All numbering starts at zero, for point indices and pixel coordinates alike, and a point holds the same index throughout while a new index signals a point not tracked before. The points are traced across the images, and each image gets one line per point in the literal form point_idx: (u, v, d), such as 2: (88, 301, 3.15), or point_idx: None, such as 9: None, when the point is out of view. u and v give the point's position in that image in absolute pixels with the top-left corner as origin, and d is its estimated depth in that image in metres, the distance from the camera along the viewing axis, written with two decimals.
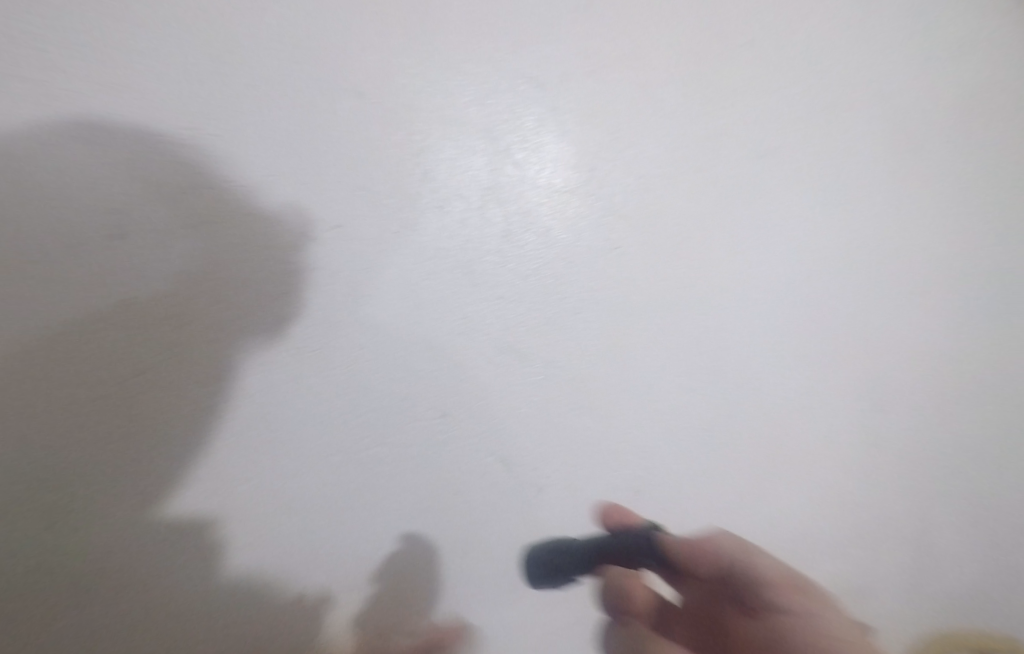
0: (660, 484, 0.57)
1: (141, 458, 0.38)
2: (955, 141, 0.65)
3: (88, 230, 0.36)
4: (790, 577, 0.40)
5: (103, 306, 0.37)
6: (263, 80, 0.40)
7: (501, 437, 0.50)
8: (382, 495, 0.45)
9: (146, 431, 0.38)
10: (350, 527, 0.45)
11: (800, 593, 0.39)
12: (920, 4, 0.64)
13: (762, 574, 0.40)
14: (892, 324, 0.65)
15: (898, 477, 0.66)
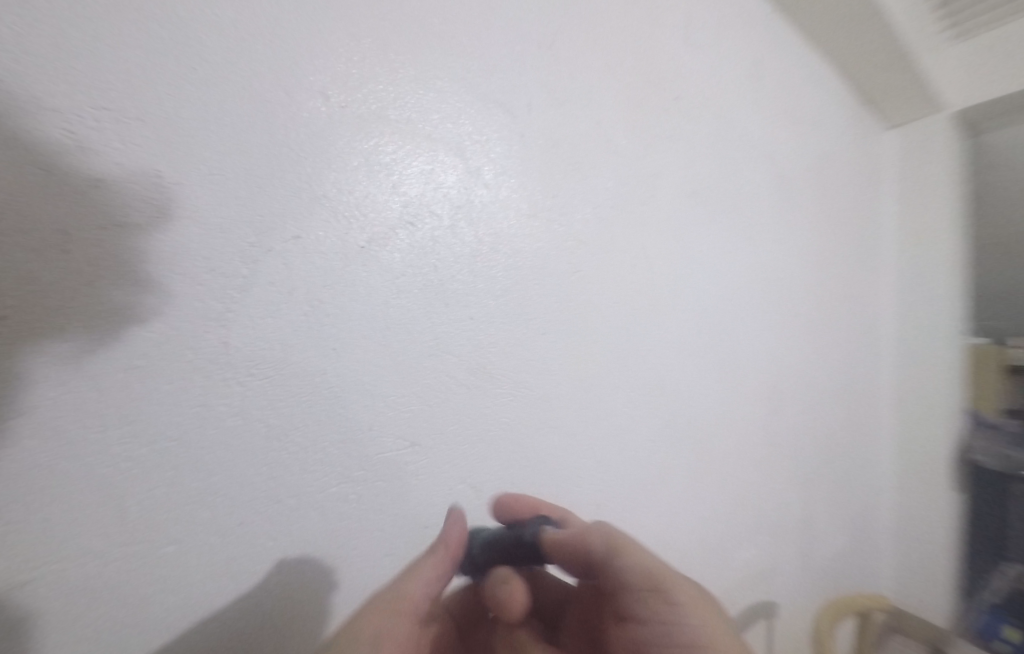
0: (612, 484, 0.60)
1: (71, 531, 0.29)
2: (786, 209, 0.90)
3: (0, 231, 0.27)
4: (653, 575, 0.40)
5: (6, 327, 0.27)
6: (211, 55, 0.35)
7: (474, 452, 0.49)
8: (344, 515, 0.41)
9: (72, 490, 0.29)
10: (304, 553, 0.39)
11: (662, 593, 0.39)
12: (763, 97, 0.86)
13: (633, 575, 0.41)
14: (759, 334, 0.81)
15: (769, 467, 0.83)
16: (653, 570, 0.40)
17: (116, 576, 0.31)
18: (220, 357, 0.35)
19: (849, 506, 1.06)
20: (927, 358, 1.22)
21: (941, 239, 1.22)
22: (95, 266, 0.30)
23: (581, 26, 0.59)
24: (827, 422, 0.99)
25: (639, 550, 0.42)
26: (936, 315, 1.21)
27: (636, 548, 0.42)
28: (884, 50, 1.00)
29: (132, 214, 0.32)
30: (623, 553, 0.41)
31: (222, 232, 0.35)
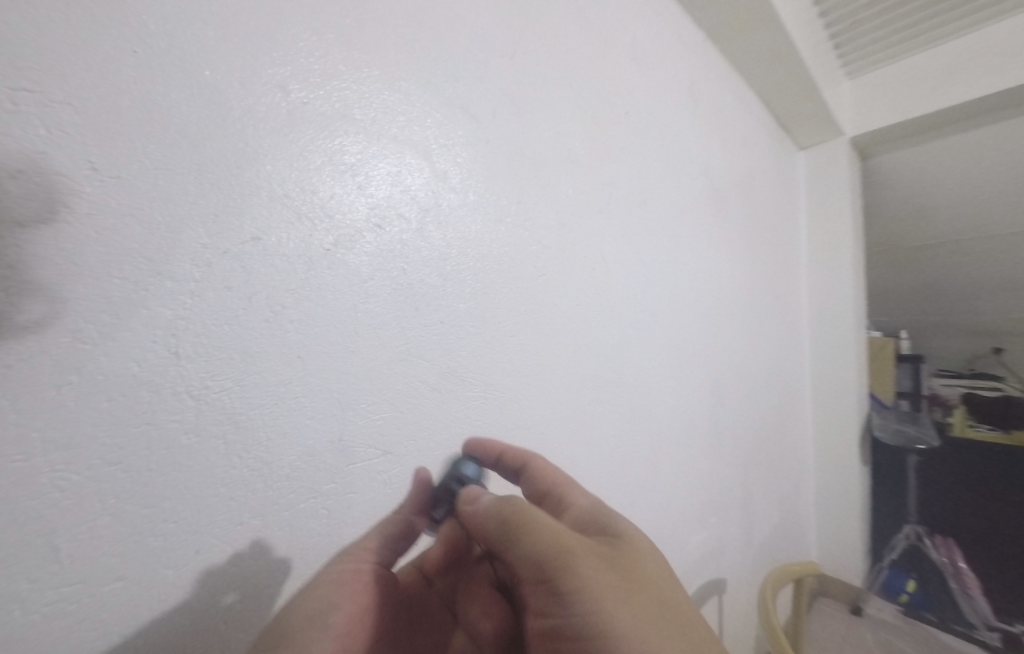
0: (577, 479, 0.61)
1: None
2: (721, 218, 0.98)
3: None
4: (542, 562, 0.37)
5: None
6: (155, 39, 0.32)
7: (445, 458, 0.48)
8: (311, 534, 0.38)
9: None
10: (269, 578, 0.36)
11: (550, 582, 0.36)
12: (699, 114, 0.94)
13: (526, 564, 0.38)
14: (698, 332, 0.88)
15: (715, 455, 0.90)
16: (542, 557, 0.37)
17: (46, 624, 0.27)
18: (170, 370, 0.31)
19: (779, 487, 1.17)
20: (837, 350, 1.39)
21: (844, 246, 1.39)
22: (15, 269, 0.26)
23: (541, 40, 0.62)
24: (760, 411, 1.09)
25: (529, 535, 0.38)
26: (843, 313, 1.38)
27: (529, 532, 0.38)
28: (795, 80, 1.14)
29: (62, 210, 0.28)
30: (517, 538, 0.38)
31: (171, 233, 0.32)
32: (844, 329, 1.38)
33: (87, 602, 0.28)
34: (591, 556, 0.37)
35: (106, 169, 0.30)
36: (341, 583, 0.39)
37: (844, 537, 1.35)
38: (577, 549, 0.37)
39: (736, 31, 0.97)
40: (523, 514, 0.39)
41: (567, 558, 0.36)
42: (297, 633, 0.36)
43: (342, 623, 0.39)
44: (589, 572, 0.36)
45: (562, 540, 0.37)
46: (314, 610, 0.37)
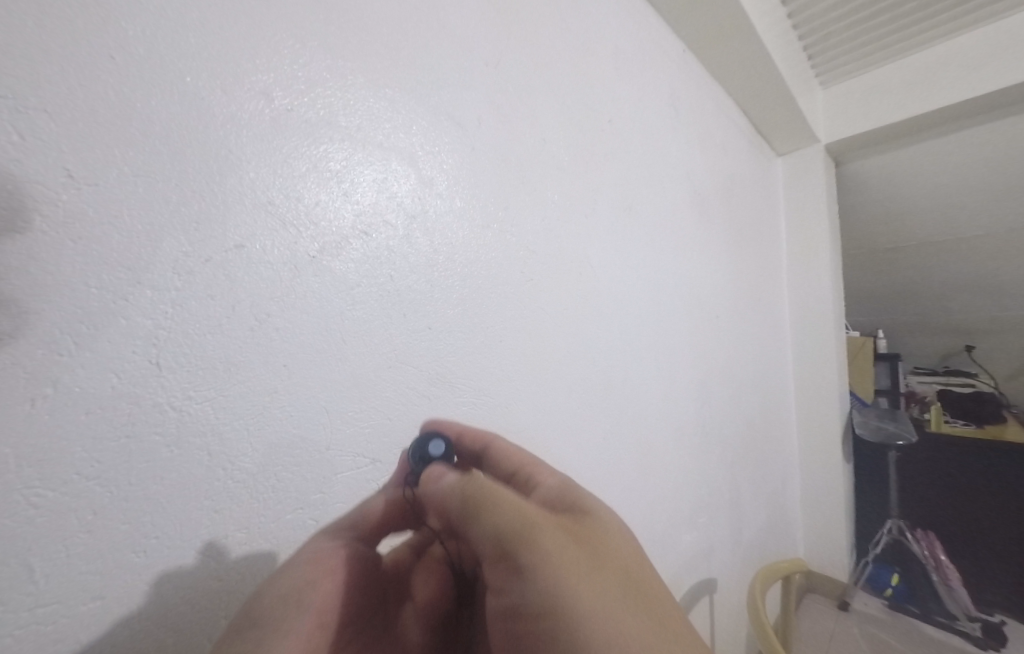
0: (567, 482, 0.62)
1: None
2: (703, 222, 1.00)
3: None
4: (502, 540, 0.34)
5: None
6: (135, 46, 0.32)
7: None
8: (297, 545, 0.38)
9: None
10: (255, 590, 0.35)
11: (509, 560, 0.33)
12: (680, 122, 0.96)
13: (486, 540, 0.35)
14: (683, 334, 0.89)
15: (703, 455, 0.91)
16: (502, 534, 0.34)
17: (20, 646, 0.26)
18: (151, 382, 0.31)
19: (766, 486, 1.19)
20: (818, 351, 1.42)
21: (822, 249, 1.43)
22: None
23: (524, 50, 0.63)
24: (745, 411, 1.11)
25: (490, 510, 0.35)
26: (823, 314, 1.42)
27: (489, 507, 0.35)
28: (771, 89, 1.18)
29: (37, 219, 0.27)
30: (478, 514, 0.35)
31: (151, 241, 0.31)
32: (824, 329, 1.41)
33: (64, 622, 0.27)
34: (556, 533, 0.33)
35: (84, 177, 0.29)
36: (316, 561, 0.36)
37: (829, 534, 1.37)
38: (540, 525, 0.34)
39: (714, 42, 1.00)
40: (485, 488, 0.36)
41: (527, 533, 0.33)
42: (269, 613, 0.32)
43: (319, 604, 0.35)
44: (552, 551, 0.32)
45: (526, 515, 0.34)
46: (288, 589, 0.33)
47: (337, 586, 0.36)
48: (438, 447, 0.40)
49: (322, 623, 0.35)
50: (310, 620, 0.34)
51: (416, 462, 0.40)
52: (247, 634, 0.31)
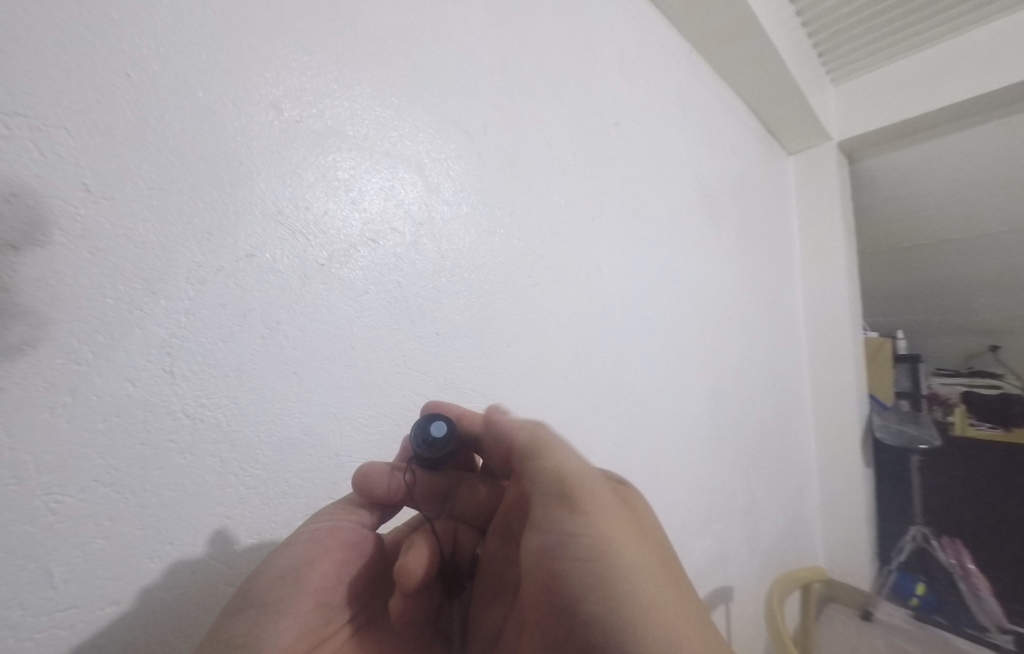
0: None
1: None
2: (713, 222, 0.99)
3: None
4: (562, 479, 0.35)
5: None
6: (149, 63, 0.32)
7: None
8: None
9: None
10: None
11: (568, 499, 0.34)
12: (688, 123, 0.95)
13: (545, 478, 0.36)
14: (694, 337, 0.88)
15: (717, 459, 0.89)
16: (563, 474, 0.36)
17: (40, 649, 0.26)
18: (165, 390, 0.31)
19: (783, 491, 1.16)
20: (835, 352, 1.39)
21: (837, 249, 1.40)
22: (10, 291, 0.27)
23: (529, 55, 0.63)
24: (760, 415, 1.09)
25: (559, 452, 0.37)
26: (839, 314, 1.39)
27: (556, 450, 0.37)
28: (781, 87, 1.16)
29: (56, 232, 0.28)
30: (541, 453, 0.37)
31: (165, 252, 0.32)
32: (840, 330, 1.38)
33: (80, 626, 0.27)
34: (612, 492, 0.36)
35: (101, 191, 0.30)
36: (313, 540, 0.35)
37: (850, 541, 1.33)
38: (600, 480, 0.36)
39: (721, 41, 0.99)
40: (554, 436, 0.39)
41: (590, 480, 0.35)
42: (268, 595, 0.32)
43: (318, 585, 0.35)
44: (610, 503, 0.34)
45: (586, 467, 0.37)
46: (284, 568, 0.33)
47: (335, 566, 0.36)
48: (441, 429, 0.40)
49: (321, 602, 0.35)
50: (308, 600, 0.34)
51: (420, 447, 0.39)
52: (245, 616, 0.31)
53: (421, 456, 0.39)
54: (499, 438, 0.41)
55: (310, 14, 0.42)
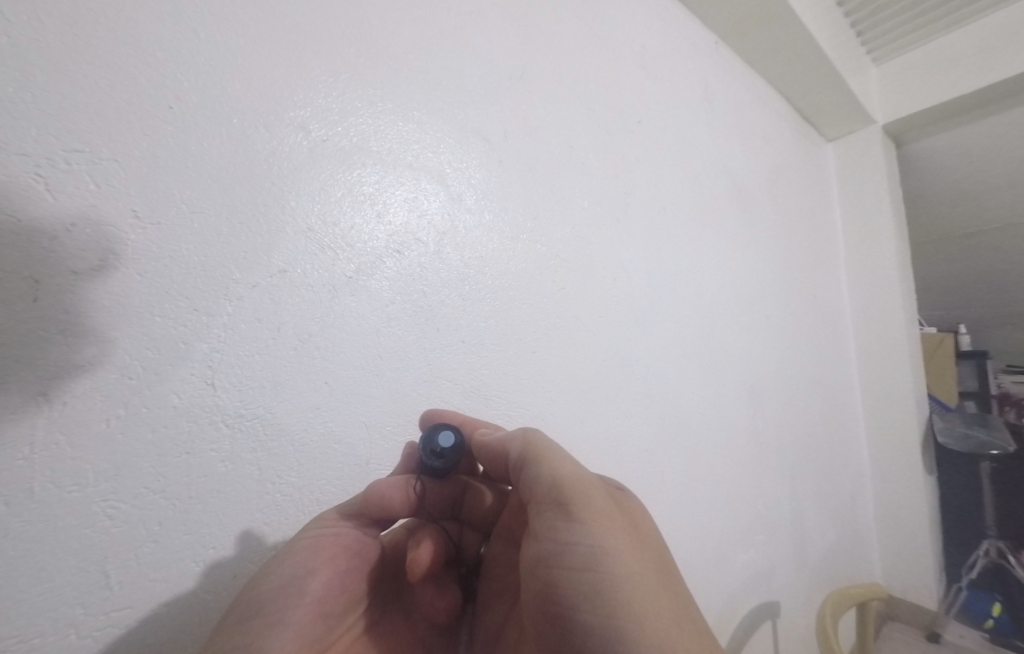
0: None
1: (43, 595, 0.27)
2: (746, 218, 0.95)
3: None
4: (558, 488, 0.35)
5: None
6: (188, 93, 0.35)
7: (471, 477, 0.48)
8: None
9: (43, 548, 0.27)
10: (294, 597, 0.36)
11: (563, 507, 0.34)
12: (717, 117, 0.92)
13: (540, 486, 0.36)
14: (729, 337, 0.84)
15: (758, 465, 0.85)
16: (559, 482, 0.35)
17: (100, 646, 0.28)
18: (207, 401, 0.33)
19: (833, 498, 1.10)
20: (890, 350, 1.29)
21: (887, 239, 1.31)
22: (71, 312, 0.29)
23: (548, 59, 0.63)
24: (804, 418, 1.03)
25: (554, 457, 0.37)
26: (890, 309, 1.30)
27: (551, 454, 0.37)
28: (818, 71, 1.10)
29: (109, 257, 0.30)
30: (536, 461, 0.37)
31: (205, 271, 0.34)
32: (892, 326, 1.29)
33: (135, 624, 0.29)
34: (607, 497, 0.36)
35: (149, 217, 0.32)
36: (316, 547, 0.35)
37: (913, 553, 1.23)
38: (596, 486, 0.36)
39: (751, 28, 0.95)
40: (550, 440, 0.38)
41: (585, 486, 0.35)
42: (270, 603, 0.32)
43: (318, 593, 0.34)
44: (606, 509, 0.34)
45: (581, 474, 0.36)
46: (288, 576, 0.33)
47: (340, 575, 0.36)
48: (449, 439, 0.39)
49: (322, 611, 0.34)
50: (312, 610, 0.34)
51: (428, 459, 0.38)
52: (249, 624, 0.31)
53: (429, 467, 0.38)
54: (493, 452, 0.40)
55: (334, 36, 0.43)
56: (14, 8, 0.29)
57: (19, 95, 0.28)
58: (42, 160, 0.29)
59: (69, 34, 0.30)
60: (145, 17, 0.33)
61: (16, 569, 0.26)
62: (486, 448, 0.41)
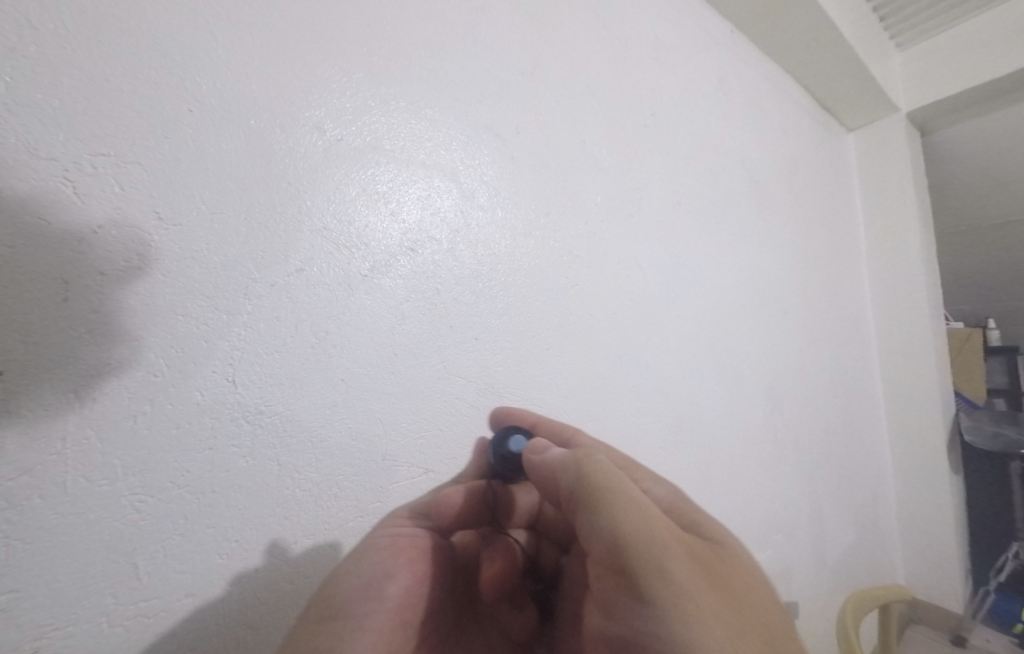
0: None
1: (77, 584, 0.28)
2: (763, 211, 0.93)
3: (19, 278, 0.27)
4: (618, 541, 0.30)
5: (26, 373, 0.27)
6: (207, 97, 0.35)
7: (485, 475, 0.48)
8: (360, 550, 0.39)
9: (77, 539, 0.28)
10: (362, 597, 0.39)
11: (628, 576, 0.30)
12: (732, 108, 0.90)
13: (601, 542, 0.32)
14: (745, 333, 0.83)
15: (776, 463, 0.84)
16: (618, 534, 0.31)
17: (130, 636, 0.29)
18: (228, 398, 0.34)
19: (853, 497, 1.07)
20: (913, 345, 1.26)
21: (911, 231, 1.27)
22: (99, 312, 0.30)
23: (560, 52, 0.62)
24: (824, 416, 1.01)
25: (613, 509, 0.31)
26: (914, 304, 1.26)
27: (610, 504, 0.32)
28: (838, 58, 1.07)
29: (134, 258, 0.31)
30: (594, 507, 0.32)
31: (226, 270, 0.35)
32: (916, 322, 1.26)
33: (163, 613, 0.30)
34: (689, 564, 0.29)
35: (171, 219, 0.33)
36: (396, 547, 0.39)
37: (938, 554, 1.20)
38: (672, 549, 0.29)
39: (768, 16, 0.93)
40: (609, 481, 0.33)
41: (653, 552, 0.29)
42: (352, 602, 0.36)
43: (397, 594, 0.38)
44: (684, 586, 0.28)
45: (649, 522, 0.31)
46: (367, 578, 0.37)
47: (416, 577, 0.40)
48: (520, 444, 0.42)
49: (401, 614, 0.38)
50: (391, 613, 0.38)
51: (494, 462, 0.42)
52: (331, 623, 0.34)
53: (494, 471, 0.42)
54: (547, 481, 0.38)
55: (346, 36, 0.43)
56: (41, 15, 0.30)
57: (48, 100, 0.29)
58: (70, 164, 0.29)
59: (94, 39, 0.31)
60: (165, 22, 0.34)
61: (51, 559, 0.27)
62: (540, 469, 0.38)
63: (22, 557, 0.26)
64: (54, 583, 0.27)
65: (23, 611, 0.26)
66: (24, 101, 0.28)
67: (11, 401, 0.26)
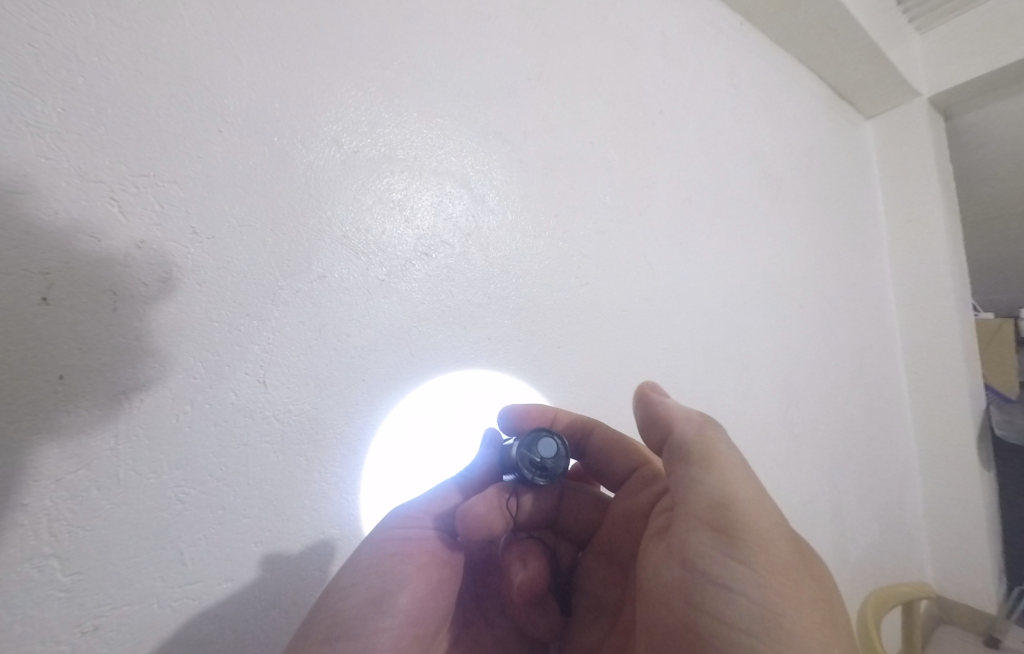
0: None
1: (130, 565, 0.30)
2: (776, 204, 0.91)
3: (73, 289, 0.30)
4: (727, 502, 0.32)
5: (83, 376, 0.30)
6: (235, 119, 0.38)
7: None
8: None
9: (133, 522, 0.31)
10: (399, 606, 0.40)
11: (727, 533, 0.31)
12: (743, 102, 0.89)
13: (704, 498, 0.33)
14: (759, 327, 0.82)
15: (793, 459, 0.82)
16: (729, 497, 0.32)
17: (177, 616, 0.32)
18: (259, 398, 0.37)
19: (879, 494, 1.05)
20: (940, 338, 1.22)
21: (935, 221, 1.23)
22: (144, 322, 0.33)
23: (565, 56, 0.63)
24: (844, 412, 0.98)
25: (727, 472, 0.34)
26: (942, 295, 1.22)
27: (727, 467, 0.34)
28: (855, 44, 1.05)
29: (172, 269, 0.34)
30: (707, 466, 0.35)
31: (255, 279, 0.37)
32: (943, 314, 1.21)
33: (203, 596, 0.33)
34: (789, 545, 0.31)
35: (202, 232, 0.35)
36: (404, 555, 0.41)
37: (973, 554, 1.15)
38: (778, 528, 0.32)
39: (779, 6, 0.91)
40: (726, 452, 0.36)
41: (763, 524, 0.31)
42: (359, 625, 0.37)
43: (409, 606, 0.40)
44: (788, 562, 0.30)
45: (760, 496, 0.33)
46: (378, 591, 0.39)
47: (427, 582, 0.42)
48: (549, 448, 0.43)
49: (413, 621, 0.40)
50: (403, 625, 0.39)
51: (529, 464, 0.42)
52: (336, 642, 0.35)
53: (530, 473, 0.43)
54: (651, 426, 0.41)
55: (359, 52, 0.46)
56: (89, 50, 0.32)
57: (96, 129, 0.32)
58: (115, 184, 0.32)
59: (132, 70, 0.34)
60: (194, 52, 0.37)
61: (108, 542, 0.30)
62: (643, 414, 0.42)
63: (83, 540, 0.29)
64: (110, 564, 0.30)
65: (85, 590, 0.29)
66: (73, 130, 0.31)
67: (71, 402, 0.29)
